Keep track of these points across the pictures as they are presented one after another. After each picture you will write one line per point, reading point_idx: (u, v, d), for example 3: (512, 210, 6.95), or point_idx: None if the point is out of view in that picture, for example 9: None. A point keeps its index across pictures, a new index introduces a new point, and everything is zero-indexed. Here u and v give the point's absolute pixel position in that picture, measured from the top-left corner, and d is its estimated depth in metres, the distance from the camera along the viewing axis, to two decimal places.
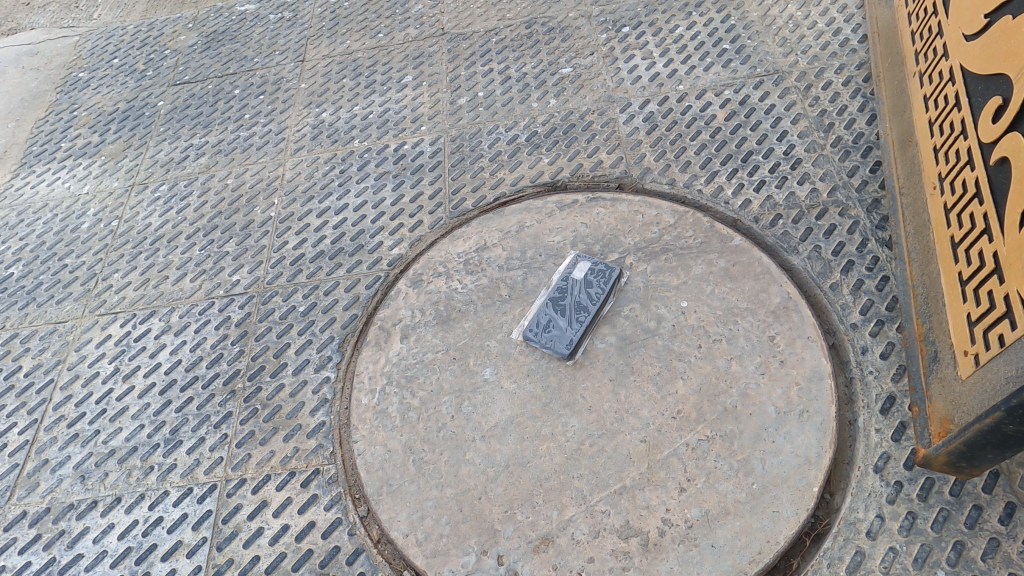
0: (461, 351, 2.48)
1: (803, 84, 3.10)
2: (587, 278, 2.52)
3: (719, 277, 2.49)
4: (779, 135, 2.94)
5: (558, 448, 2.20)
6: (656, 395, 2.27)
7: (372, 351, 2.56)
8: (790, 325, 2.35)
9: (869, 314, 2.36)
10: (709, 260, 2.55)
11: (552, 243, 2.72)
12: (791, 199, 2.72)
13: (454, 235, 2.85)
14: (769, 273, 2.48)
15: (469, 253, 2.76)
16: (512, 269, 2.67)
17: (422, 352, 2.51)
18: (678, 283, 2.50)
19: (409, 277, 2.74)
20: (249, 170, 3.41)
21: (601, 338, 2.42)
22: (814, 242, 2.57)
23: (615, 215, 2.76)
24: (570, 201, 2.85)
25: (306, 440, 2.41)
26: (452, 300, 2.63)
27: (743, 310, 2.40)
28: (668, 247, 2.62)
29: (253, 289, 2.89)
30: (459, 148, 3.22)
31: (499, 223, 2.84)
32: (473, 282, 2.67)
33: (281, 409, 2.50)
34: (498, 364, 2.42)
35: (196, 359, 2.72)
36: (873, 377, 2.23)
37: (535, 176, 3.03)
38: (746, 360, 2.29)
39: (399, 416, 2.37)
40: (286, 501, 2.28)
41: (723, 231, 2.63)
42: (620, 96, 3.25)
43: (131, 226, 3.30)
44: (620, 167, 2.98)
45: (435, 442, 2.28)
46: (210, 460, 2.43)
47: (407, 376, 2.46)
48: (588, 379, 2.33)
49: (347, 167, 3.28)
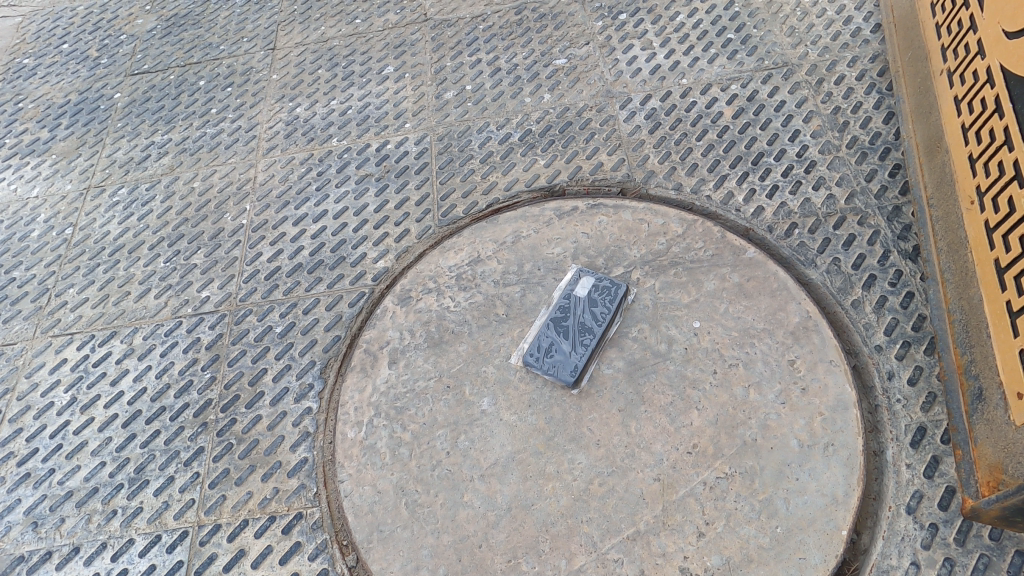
0: (457, 379, 2.27)
1: (815, 78, 2.89)
2: (591, 296, 2.33)
3: (733, 294, 2.31)
4: (791, 134, 2.73)
5: (565, 489, 2.02)
6: (669, 427, 2.09)
7: (357, 378, 2.34)
8: (810, 347, 2.18)
9: (895, 335, 2.20)
10: (721, 274, 2.36)
11: (551, 256, 2.51)
12: (807, 207, 2.52)
13: (444, 245, 2.62)
14: (786, 288, 2.31)
15: (461, 267, 2.55)
16: (509, 284, 2.47)
17: (412, 380, 2.30)
18: (690, 301, 2.32)
19: (396, 293, 2.52)
20: (217, 171, 3.14)
21: (608, 363, 2.23)
22: (833, 254, 2.39)
23: (618, 224, 2.55)
24: (569, 208, 2.64)
25: (287, 479, 2.19)
26: (444, 320, 2.42)
27: (760, 332, 2.22)
28: (677, 260, 2.42)
29: (225, 307, 2.65)
30: (446, 147, 2.98)
31: (494, 232, 2.62)
32: (466, 299, 2.46)
33: (258, 445, 2.28)
34: (497, 394, 2.22)
35: (162, 387, 2.48)
36: (902, 407, 2.07)
37: (531, 179, 2.80)
38: (766, 388, 2.11)
39: (389, 452, 2.16)
40: (266, 551, 2.07)
41: (735, 242, 2.44)
42: (619, 91, 3.03)
43: (87, 235, 3.02)
44: (622, 169, 2.76)
45: (429, 483, 2.09)
46: (180, 503, 2.20)
47: (397, 407, 2.25)
48: (594, 410, 2.15)
49: (325, 169, 3.02)
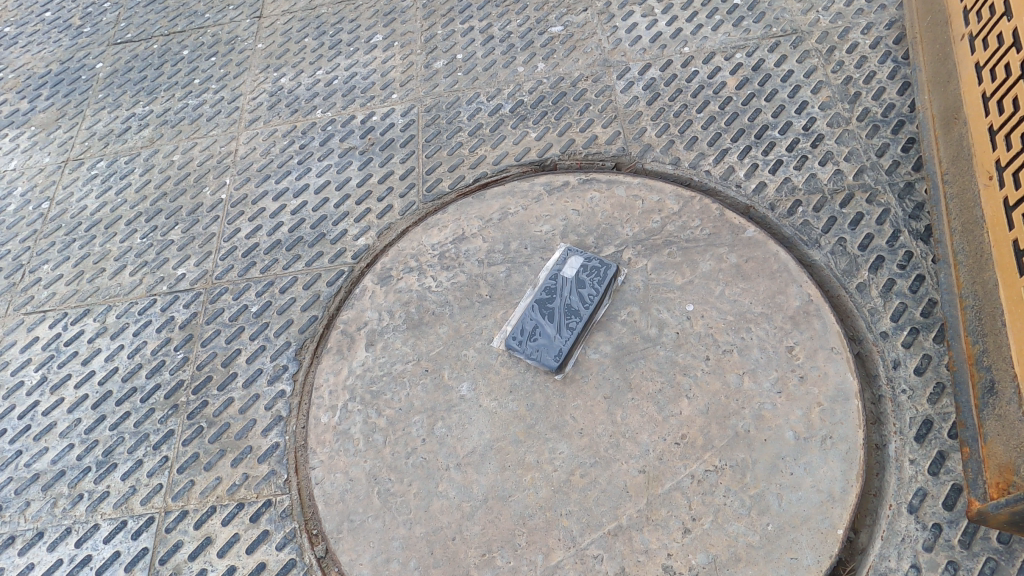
0: (435, 362, 2.16)
1: (825, 46, 2.70)
2: (579, 277, 2.21)
3: (729, 276, 2.17)
4: (798, 106, 2.56)
5: (545, 480, 1.91)
6: (657, 416, 1.97)
7: (333, 360, 2.24)
8: (810, 333, 2.04)
9: (902, 321, 2.05)
10: (718, 255, 2.22)
11: (539, 234, 2.37)
12: (812, 183, 2.36)
13: (428, 222, 2.50)
14: (787, 270, 2.16)
15: (444, 245, 2.42)
16: (494, 264, 2.34)
17: (389, 363, 2.19)
18: (683, 283, 2.18)
19: (376, 272, 2.41)
20: (198, 145, 3.03)
21: (595, 347, 2.11)
22: (838, 234, 2.24)
23: (611, 201, 2.41)
24: (559, 183, 2.50)
25: (257, 465, 2.11)
26: (425, 300, 2.30)
27: (757, 316, 2.08)
28: (671, 239, 2.28)
29: (200, 285, 2.55)
30: (434, 119, 2.84)
31: (480, 209, 2.49)
32: (449, 279, 2.34)
33: (229, 428, 2.19)
34: (477, 379, 2.11)
35: (134, 367, 2.40)
36: (907, 398, 1.93)
37: (521, 153, 2.66)
38: (761, 376, 1.98)
39: (363, 439, 2.07)
40: (233, 539, 2.00)
41: (734, 220, 2.29)
42: (617, 60, 2.86)
43: (64, 209, 2.93)
44: (617, 143, 2.61)
45: (403, 471, 1.99)
46: (148, 488, 2.13)
47: (373, 392, 2.15)
48: (578, 397, 2.03)
49: (308, 142, 2.90)
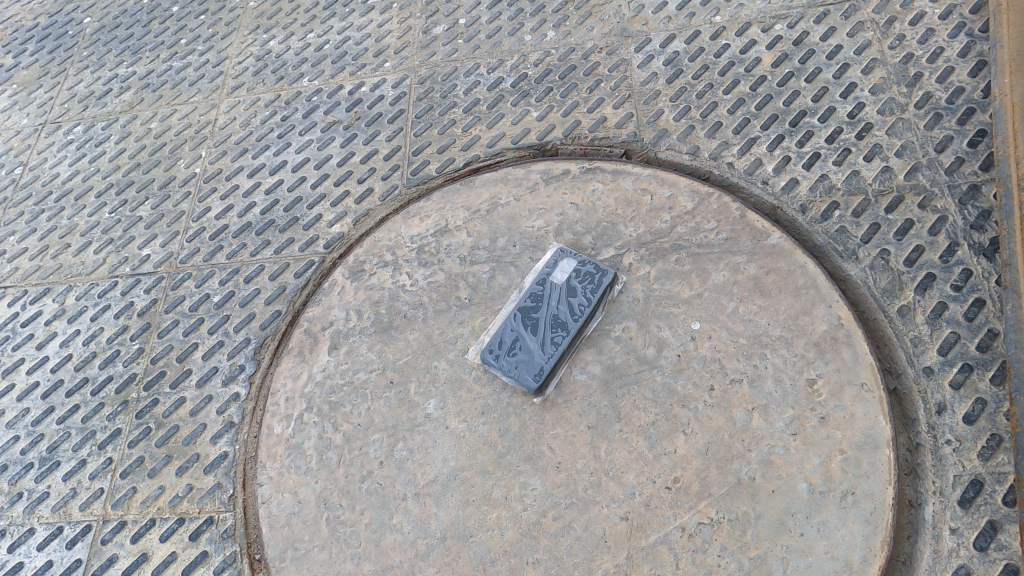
0: (402, 373, 1.92)
1: (884, 17, 2.30)
2: (571, 284, 1.92)
3: (745, 290, 1.85)
4: (845, 88, 2.18)
5: (511, 520, 1.67)
6: (647, 454, 1.69)
7: (293, 363, 2.02)
8: (837, 364, 1.71)
9: (952, 355, 1.71)
10: (733, 264, 1.90)
11: (530, 230, 2.09)
12: (853, 182, 2.00)
13: (408, 211, 2.23)
14: (815, 286, 1.83)
15: (424, 238, 2.16)
16: (477, 263, 2.07)
17: (352, 371, 1.96)
18: (690, 296, 1.87)
19: (348, 265, 2.16)
20: (177, 111, 2.78)
21: (581, 368, 1.83)
22: (881, 244, 1.89)
23: (615, 194, 2.10)
24: (559, 172, 2.19)
25: (202, 476, 1.90)
26: (397, 301, 2.05)
27: (774, 341, 1.77)
28: (680, 244, 1.97)
29: (164, 269, 2.33)
30: (427, 93, 2.55)
31: (467, 197, 2.21)
32: (426, 277, 2.08)
33: (177, 432, 1.98)
34: (446, 396, 1.86)
35: (88, 356, 2.21)
36: (952, 452, 1.61)
37: (520, 135, 2.35)
38: (774, 413, 1.68)
39: (316, 456, 1.85)
40: (170, 558, 1.80)
41: (757, 224, 1.96)
42: (637, 29, 2.51)
43: (36, 176, 2.75)
44: (628, 127, 2.28)
45: (355, 497, 1.77)
46: (89, 492, 1.95)
47: (332, 403, 1.92)
48: (558, 426, 1.77)
49: (290, 113, 2.64)
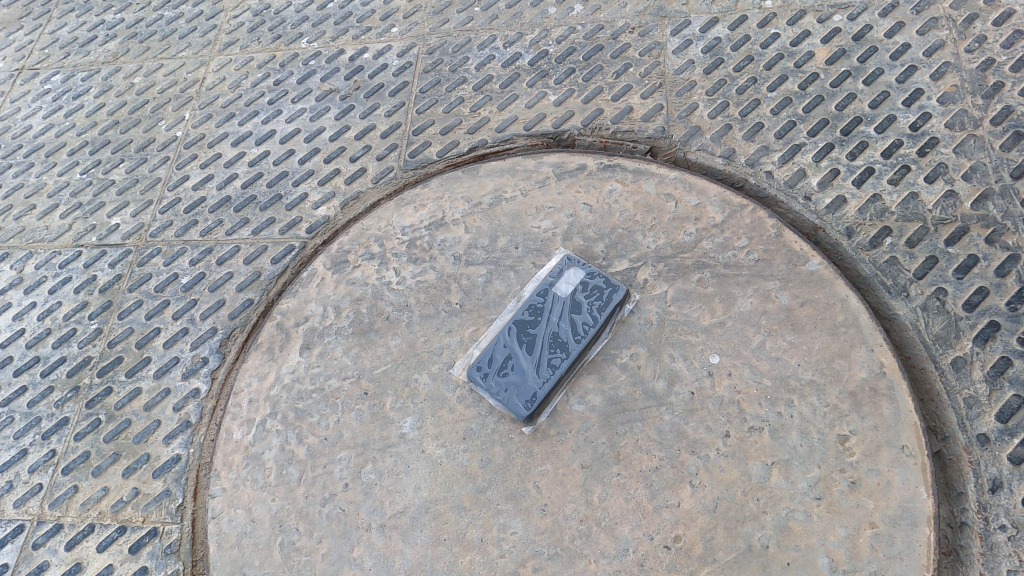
0: (378, 384, 1.71)
1: (962, 15, 2.00)
2: (575, 297, 1.69)
3: (774, 323, 1.62)
4: (909, 95, 1.90)
5: (485, 567, 1.47)
6: (647, 504, 1.48)
7: (260, 360, 1.81)
8: (875, 421, 1.48)
9: (1013, 422, 1.48)
10: (763, 291, 1.67)
11: (536, 231, 1.85)
12: (911, 205, 1.74)
13: (402, 198, 2.00)
14: (856, 325, 1.60)
15: (417, 230, 1.93)
16: (473, 264, 1.84)
17: (323, 377, 1.75)
18: (711, 324, 1.64)
19: (330, 254, 1.94)
20: (163, 66, 2.54)
21: (580, 397, 1.61)
22: (936, 282, 1.64)
23: (635, 198, 1.86)
24: (573, 166, 1.95)
25: (150, 481, 1.71)
26: (380, 300, 1.83)
27: (804, 386, 1.54)
28: (704, 262, 1.73)
29: (132, 242, 2.12)
30: (435, 65, 2.29)
31: (468, 187, 1.98)
32: (415, 276, 1.85)
33: (128, 428, 1.79)
34: (425, 414, 1.65)
35: (42, 333, 2.01)
36: (1006, 539, 1.38)
37: (534, 120, 2.10)
38: (797, 471, 1.46)
39: (276, 470, 1.65)
40: (105, 571, 1.62)
41: (794, 245, 1.72)
42: (675, 10, 2.22)
43: (7, 127, 2.53)
44: (657, 120, 2.01)
45: (315, 522, 1.57)
46: (27, 487, 1.77)
47: (298, 411, 1.71)
48: (547, 462, 1.55)
49: (284, 77, 2.39)
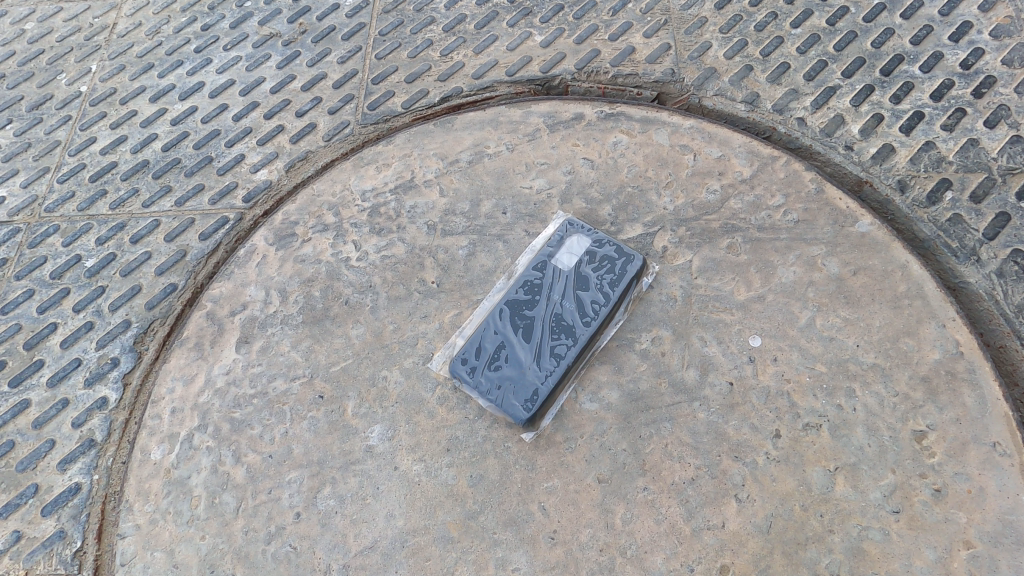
0: (336, 385, 1.36)
1: None
2: (581, 271, 1.38)
3: (824, 296, 1.33)
4: (956, 28, 1.62)
5: None
6: (683, 527, 1.17)
7: (185, 359, 1.43)
8: (957, 413, 1.20)
9: None
10: (807, 258, 1.38)
11: (527, 192, 1.53)
12: (971, 154, 1.46)
13: (361, 157, 1.65)
14: (921, 295, 1.31)
15: (381, 195, 1.58)
16: (453, 234, 1.50)
17: (266, 378, 1.39)
18: (747, 299, 1.34)
19: (273, 226, 1.57)
20: (64, 10, 2.11)
21: (592, 394, 1.29)
22: (1010, 243, 1.37)
23: (645, 151, 1.55)
24: (568, 116, 1.63)
25: (39, 520, 1.32)
26: (336, 280, 1.48)
27: (867, 372, 1.25)
28: (734, 224, 1.43)
29: (21, 218, 1.70)
30: (397, 4, 1.93)
31: (442, 142, 1.63)
32: (380, 250, 1.51)
33: (12, 453, 1.39)
34: (397, 421, 1.31)
35: None
36: None
37: (517, 65, 1.76)
38: (867, 479, 1.17)
39: (205, 499, 1.28)
40: None
41: (838, 203, 1.43)
42: None
43: None
44: (664, 63, 1.70)
45: (258, 566, 1.22)
46: None
47: (234, 422, 1.35)
48: (554, 476, 1.23)
49: (214, 20, 1.99)
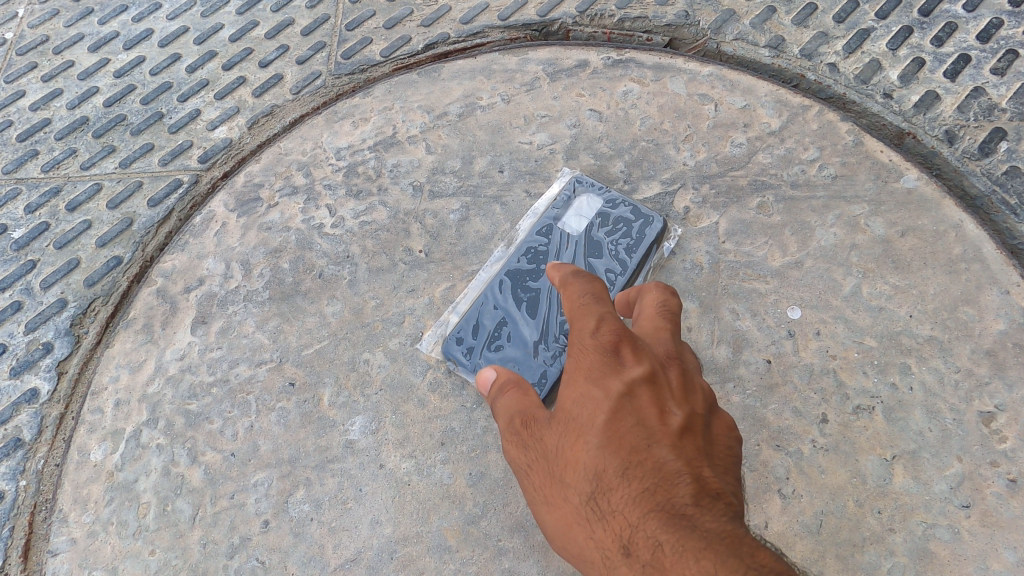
0: (310, 371, 1.17)
1: None
2: (592, 236, 1.22)
3: (869, 260, 1.17)
4: None
5: None
6: None
7: (131, 344, 1.23)
8: None
9: None
10: (848, 218, 1.21)
11: (526, 148, 1.34)
12: None
13: (334, 111, 1.44)
14: (980, 258, 1.15)
15: (359, 153, 1.38)
16: (442, 196, 1.31)
17: (227, 363, 1.19)
18: (783, 266, 1.18)
19: (234, 190, 1.36)
20: None
21: None
22: None
23: (660, 101, 1.36)
24: (571, 63, 1.43)
25: None
26: (308, 250, 1.28)
27: (923, 346, 1.09)
28: (763, 181, 1.26)
29: None
30: None
31: (428, 93, 1.43)
32: (358, 215, 1.31)
33: None
34: (382, 411, 1.12)
35: None
36: None
37: (511, 7, 1.56)
38: (930, 469, 1.00)
39: (155, 507, 1.08)
40: None
41: (880, 156, 1.26)
42: None
43: None
44: (677, 4, 1.51)
45: None
46: None
47: (189, 415, 1.15)
48: None
49: None
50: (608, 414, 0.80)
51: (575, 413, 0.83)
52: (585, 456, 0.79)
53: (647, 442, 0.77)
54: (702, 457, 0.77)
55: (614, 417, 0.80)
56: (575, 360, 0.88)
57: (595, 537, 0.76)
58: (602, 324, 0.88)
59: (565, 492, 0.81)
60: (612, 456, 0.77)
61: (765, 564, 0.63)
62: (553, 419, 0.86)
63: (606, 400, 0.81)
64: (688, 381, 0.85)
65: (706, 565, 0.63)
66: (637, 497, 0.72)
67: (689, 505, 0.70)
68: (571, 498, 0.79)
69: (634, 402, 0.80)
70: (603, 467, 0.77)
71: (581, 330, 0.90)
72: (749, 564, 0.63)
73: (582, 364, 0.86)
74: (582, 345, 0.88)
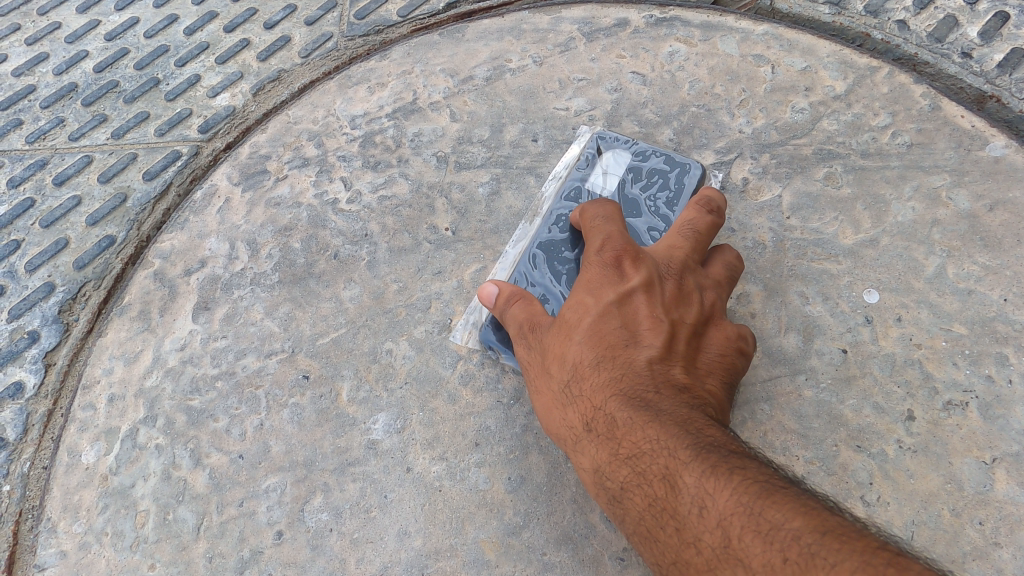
0: (326, 362, 1.04)
1: None
2: (625, 194, 1.09)
3: (955, 237, 1.04)
4: None
5: None
6: None
7: (126, 332, 1.10)
8: None
9: None
10: (928, 190, 1.08)
11: (563, 115, 1.21)
12: None
13: (348, 76, 1.30)
14: None
15: (376, 120, 1.24)
16: (470, 168, 1.18)
17: (234, 354, 1.06)
18: (856, 244, 1.05)
19: (239, 163, 1.23)
20: None
21: None
22: None
23: (710, 63, 1.23)
24: (609, 22, 1.30)
25: None
26: (321, 228, 1.15)
27: (1021, 334, 0.96)
28: (830, 150, 1.13)
29: None
30: None
31: (451, 56, 1.30)
32: (377, 189, 1.18)
33: None
34: (408, 408, 1.00)
35: None
36: None
37: None
38: None
39: (154, 515, 0.96)
40: None
41: (962, 122, 1.13)
42: None
43: None
44: None
45: None
46: None
47: (192, 413, 1.03)
48: None
49: None
50: (595, 316, 0.88)
51: (566, 314, 0.91)
52: (568, 349, 0.88)
53: (626, 342, 0.86)
54: (677, 359, 0.85)
55: (600, 318, 0.88)
56: (582, 273, 0.94)
57: (565, 416, 0.86)
58: (607, 240, 0.95)
59: (546, 377, 0.89)
60: (592, 350, 0.86)
61: (706, 432, 0.73)
62: (550, 322, 0.93)
63: (596, 305, 0.89)
64: (685, 294, 0.91)
65: (651, 433, 0.74)
66: (606, 382, 0.82)
67: (650, 390, 0.80)
68: (549, 385, 0.89)
69: (624, 308, 0.88)
70: (582, 358, 0.86)
71: (588, 248, 0.96)
72: (689, 430, 0.73)
73: (585, 275, 0.93)
74: (588, 259, 0.94)
